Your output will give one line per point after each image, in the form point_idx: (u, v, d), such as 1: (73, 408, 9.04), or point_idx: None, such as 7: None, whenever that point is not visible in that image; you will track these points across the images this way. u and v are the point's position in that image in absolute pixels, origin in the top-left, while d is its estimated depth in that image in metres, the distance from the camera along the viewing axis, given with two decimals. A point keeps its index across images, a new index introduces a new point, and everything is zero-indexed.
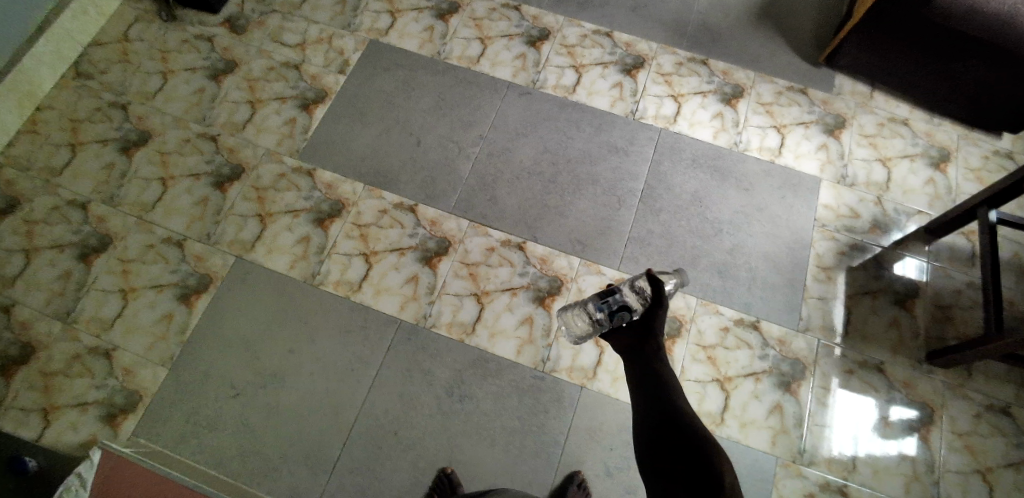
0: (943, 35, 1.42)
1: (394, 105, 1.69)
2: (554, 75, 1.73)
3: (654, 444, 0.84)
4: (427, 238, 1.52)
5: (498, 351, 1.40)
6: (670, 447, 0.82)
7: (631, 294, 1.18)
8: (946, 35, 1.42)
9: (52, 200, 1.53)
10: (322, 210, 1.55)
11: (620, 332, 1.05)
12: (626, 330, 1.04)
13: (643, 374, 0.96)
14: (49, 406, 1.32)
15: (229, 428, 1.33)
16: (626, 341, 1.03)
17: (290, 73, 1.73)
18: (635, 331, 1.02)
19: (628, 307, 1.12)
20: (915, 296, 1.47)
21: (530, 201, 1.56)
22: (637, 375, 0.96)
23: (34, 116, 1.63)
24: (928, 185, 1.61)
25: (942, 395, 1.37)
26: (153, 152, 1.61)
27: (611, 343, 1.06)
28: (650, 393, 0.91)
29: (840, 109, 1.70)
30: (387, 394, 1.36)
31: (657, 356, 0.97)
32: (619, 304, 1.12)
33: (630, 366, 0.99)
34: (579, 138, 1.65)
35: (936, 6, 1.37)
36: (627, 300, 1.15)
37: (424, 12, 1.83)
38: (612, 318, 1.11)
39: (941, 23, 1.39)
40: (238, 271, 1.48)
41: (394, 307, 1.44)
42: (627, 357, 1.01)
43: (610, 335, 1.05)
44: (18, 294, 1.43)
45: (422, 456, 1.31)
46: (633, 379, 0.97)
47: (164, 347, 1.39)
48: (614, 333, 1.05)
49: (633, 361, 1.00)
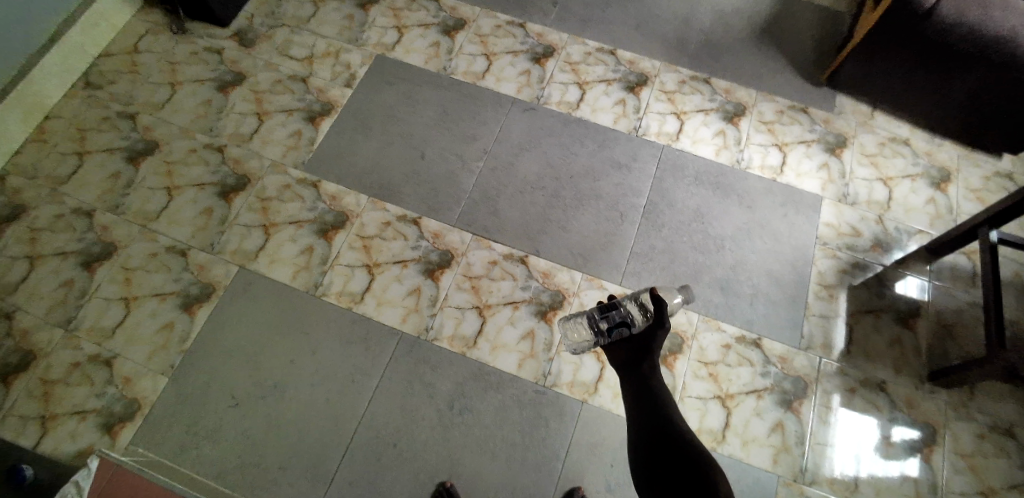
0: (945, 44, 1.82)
1: (498, 180, 2.07)
2: (655, 122, 2.20)
3: (649, 455, 1.21)
4: (540, 291, 1.88)
5: (573, 396, 1.74)
6: (666, 458, 1.18)
7: (636, 311, 1.66)
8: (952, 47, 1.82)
9: (150, 247, 1.90)
10: (432, 260, 1.92)
11: (617, 350, 1.49)
12: (625, 350, 1.47)
13: (641, 391, 1.35)
14: (110, 423, 1.66)
15: (341, 482, 1.63)
16: (623, 358, 1.46)
17: (393, 131, 2.13)
18: (632, 348, 1.45)
19: (628, 322, 1.63)
20: (916, 315, 1.89)
21: (588, 240, 1.97)
22: (635, 391, 1.37)
23: (170, 171, 2.03)
24: (930, 204, 2.08)
25: (946, 416, 1.76)
26: (252, 199, 2.00)
27: (610, 358, 1.50)
28: (644, 410, 1.30)
29: (841, 127, 2.21)
30: (483, 429, 1.70)
31: (650, 372, 1.38)
32: (620, 318, 1.64)
33: (625, 382, 1.42)
34: (649, 205, 2.05)
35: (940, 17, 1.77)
36: (630, 315, 1.65)
37: (518, 55, 2.31)
38: (613, 333, 1.58)
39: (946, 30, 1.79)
40: (358, 329, 1.82)
41: (513, 363, 1.78)
42: (622, 373, 1.44)
43: (609, 351, 1.50)
44: (175, 361, 1.76)
45: (529, 481, 1.64)
46: (630, 392, 1.39)
47: (256, 377, 1.73)
48: (613, 349, 1.50)
49: (630, 378, 1.40)
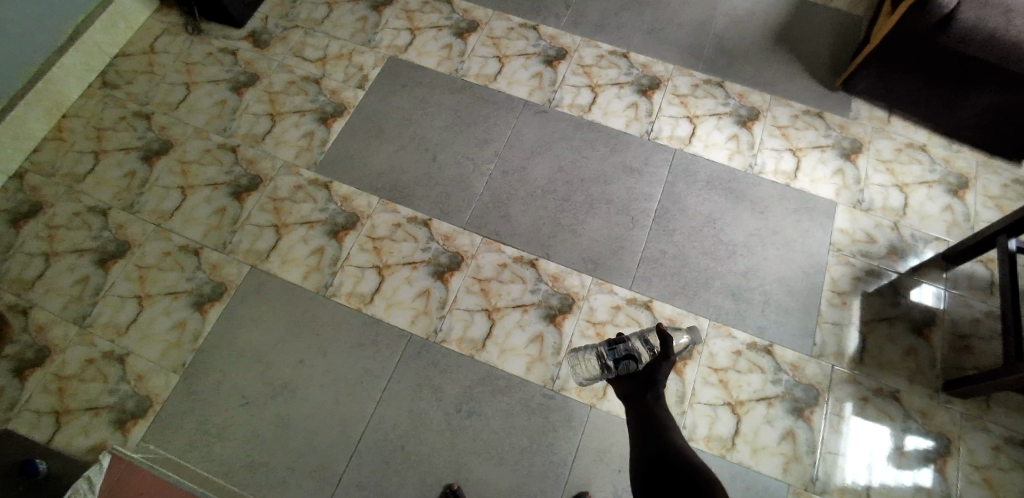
0: (958, 61, 1.44)
1: (409, 122, 1.71)
2: (570, 95, 1.75)
3: (651, 477, 0.85)
4: (441, 252, 1.53)
5: (508, 367, 1.40)
6: (666, 474, 0.83)
7: (641, 346, 1.18)
8: (964, 60, 1.42)
9: (75, 206, 1.56)
10: (337, 222, 1.56)
11: (624, 378, 1.06)
12: (631, 379, 1.04)
13: (643, 417, 0.97)
14: (63, 409, 1.34)
15: (236, 437, 1.33)
16: (627, 387, 1.03)
17: (310, 88, 1.76)
18: (637, 377, 1.02)
19: (636, 356, 1.13)
20: (932, 325, 1.45)
21: (542, 221, 1.57)
22: (637, 418, 0.98)
23: (61, 124, 1.67)
24: (946, 211, 1.59)
25: (960, 425, 1.34)
26: (173, 161, 1.64)
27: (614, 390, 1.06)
28: (645, 432, 0.93)
29: (857, 133, 1.70)
30: (396, 408, 1.36)
31: (655, 399, 0.99)
32: (625, 351, 1.14)
33: (627, 409, 1.02)
34: (593, 157, 1.66)
35: (953, 33, 1.38)
36: (637, 349, 1.15)
37: (443, 30, 1.86)
38: (617, 365, 1.11)
39: (959, 48, 1.40)
40: (252, 281, 1.49)
41: (405, 321, 1.45)
42: (626, 403, 1.03)
43: (615, 381, 1.06)
44: (38, 297, 1.45)
45: (427, 470, 1.30)
46: (632, 425, 0.98)
47: (176, 354, 1.40)
48: (619, 380, 1.06)
49: (632, 405, 1.00)
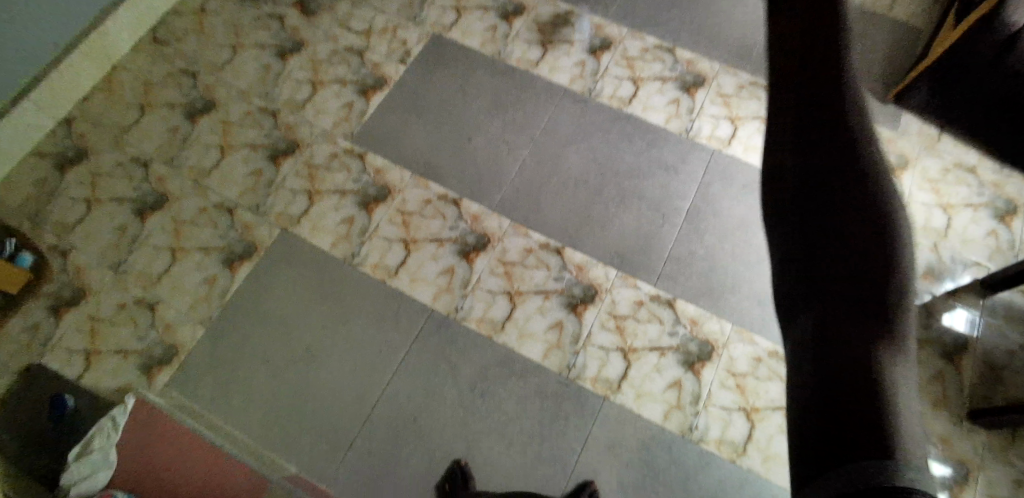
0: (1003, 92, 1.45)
1: (450, 101, 1.71)
2: (611, 86, 1.73)
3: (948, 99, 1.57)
4: (468, 232, 1.53)
5: (525, 352, 1.40)
6: (926, 102, 1.62)
7: None
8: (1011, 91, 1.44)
9: (119, 156, 1.61)
10: (368, 193, 1.58)
11: (922, 91, 1.60)
12: (924, 89, 1.59)
13: (927, 93, 1.60)
14: (93, 350, 1.39)
15: (254, 394, 1.36)
16: (928, 90, 1.59)
17: (353, 59, 1.77)
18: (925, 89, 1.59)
19: None
20: (963, 351, 1.41)
21: (573, 211, 1.56)
22: (926, 93, 1.60)
23: (111, 76, 1.71)
24: (990, 237, 1.54)
25: (981, 456, 1.31)
26: (216, 121, 1.67)
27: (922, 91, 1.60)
28: (946, 99, 1.57)
29: (904, 149, 1.64)
30: (411, 383, 1.38)
31: (931, 96, 1.60)
32: None
33: (927, 90, 1.59)
34: (629, 151, 1.64)
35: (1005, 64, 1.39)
36: None
37: (489, 11, 1.85)
38: None
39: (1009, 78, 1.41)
40: (283, 244, 1.52)
41: (428, 297, 1.46)
42: (929, 88, 1.58)
43: (928, 93, 1.59)
44: (78, 241, 1.50)
45: (437, 441, 1.32)
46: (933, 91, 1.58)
47: (205, 307, 1.44)
48: (925, 91, 1.60)
49: (927, 90, 1.59)
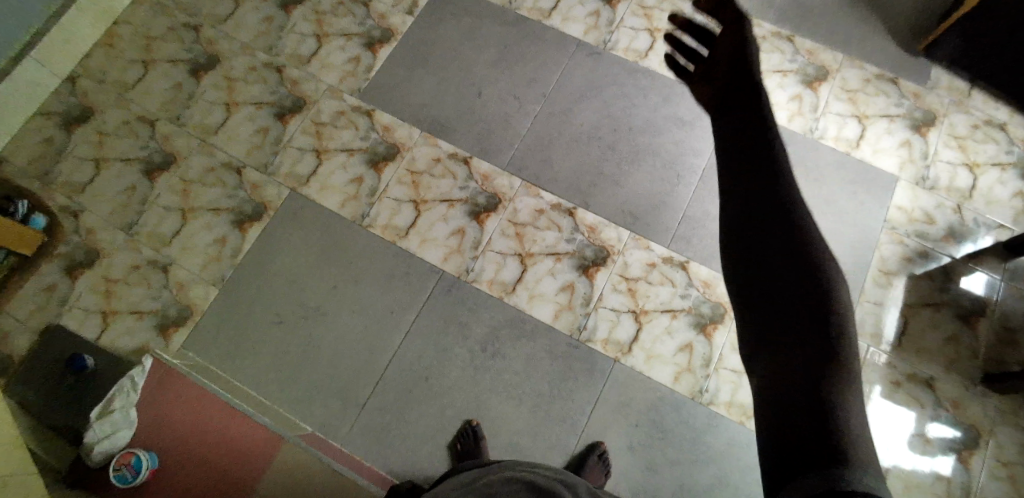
0: None
1: (458, 55, 1.65)
2: (627, 37, 1.66)
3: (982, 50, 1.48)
4: (478, 193, 1.51)
5: (535, 313, 1.40)
6: (959, 52, 1.52)
7: None
8: None
9: (123, 114, 1.58)
10: (377, 152, 1.55)
11: (956, 41, 1.51)
12: (958, 38, 1.50)
13: (961, 43, 1.50)
14: (108, 310, 1.41)
15: (269, 354, 1.39)
16: (961, 39, 1.49)
17: (357, 10, 1.70)
18: (960, 38, 1.50)
19: None
20: (980, 315, 1.39)
21: (585, 170, 1.53)
22: (959, 42, 1.50)
23: (111, 31, 1.67)
24: (1016, 198, 1.49)
25: (991, 420, 1.31)
26: (219, 77, 1.63)
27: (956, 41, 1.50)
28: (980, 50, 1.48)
29: (931, 104, 1.57)
30: (423, 343, 1.39)
31: (964, 46, 1.50)
32: None
33: (961, 39, 1.49)
34: (644, 106, 1.59)
35: None
36: None
37: None
38: None
39: None
40: (291, 204, 1.51)
41: (438, 257, 1.46)
42: (963, 38, 1.49)
43: (962, 43, 1.50)
44: (87, 201, 1.50)
45: (449, 400, 1.35)
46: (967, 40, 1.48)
47: (216, 267, 1.45)
48: (958, 41, 1.50)
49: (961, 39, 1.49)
